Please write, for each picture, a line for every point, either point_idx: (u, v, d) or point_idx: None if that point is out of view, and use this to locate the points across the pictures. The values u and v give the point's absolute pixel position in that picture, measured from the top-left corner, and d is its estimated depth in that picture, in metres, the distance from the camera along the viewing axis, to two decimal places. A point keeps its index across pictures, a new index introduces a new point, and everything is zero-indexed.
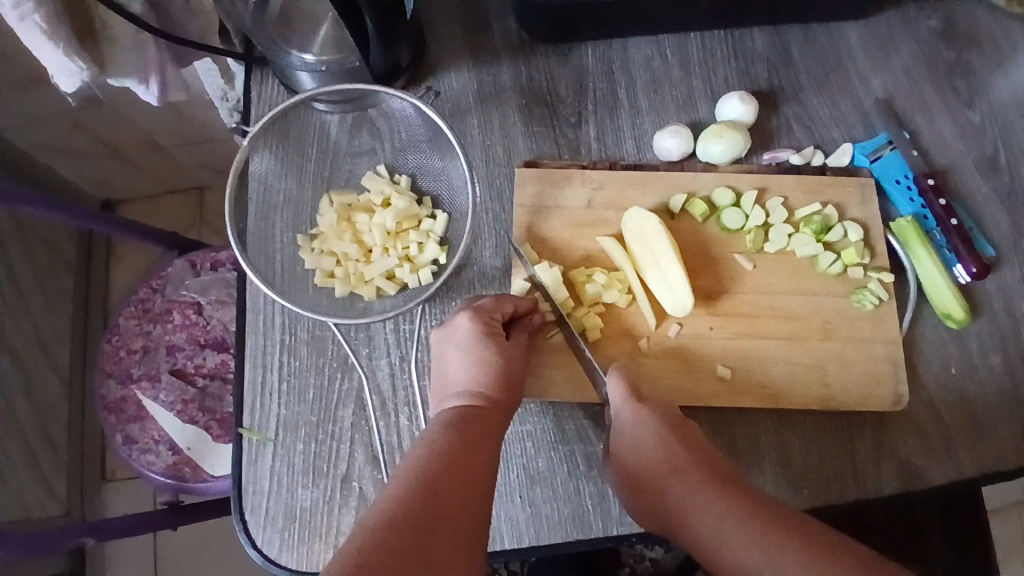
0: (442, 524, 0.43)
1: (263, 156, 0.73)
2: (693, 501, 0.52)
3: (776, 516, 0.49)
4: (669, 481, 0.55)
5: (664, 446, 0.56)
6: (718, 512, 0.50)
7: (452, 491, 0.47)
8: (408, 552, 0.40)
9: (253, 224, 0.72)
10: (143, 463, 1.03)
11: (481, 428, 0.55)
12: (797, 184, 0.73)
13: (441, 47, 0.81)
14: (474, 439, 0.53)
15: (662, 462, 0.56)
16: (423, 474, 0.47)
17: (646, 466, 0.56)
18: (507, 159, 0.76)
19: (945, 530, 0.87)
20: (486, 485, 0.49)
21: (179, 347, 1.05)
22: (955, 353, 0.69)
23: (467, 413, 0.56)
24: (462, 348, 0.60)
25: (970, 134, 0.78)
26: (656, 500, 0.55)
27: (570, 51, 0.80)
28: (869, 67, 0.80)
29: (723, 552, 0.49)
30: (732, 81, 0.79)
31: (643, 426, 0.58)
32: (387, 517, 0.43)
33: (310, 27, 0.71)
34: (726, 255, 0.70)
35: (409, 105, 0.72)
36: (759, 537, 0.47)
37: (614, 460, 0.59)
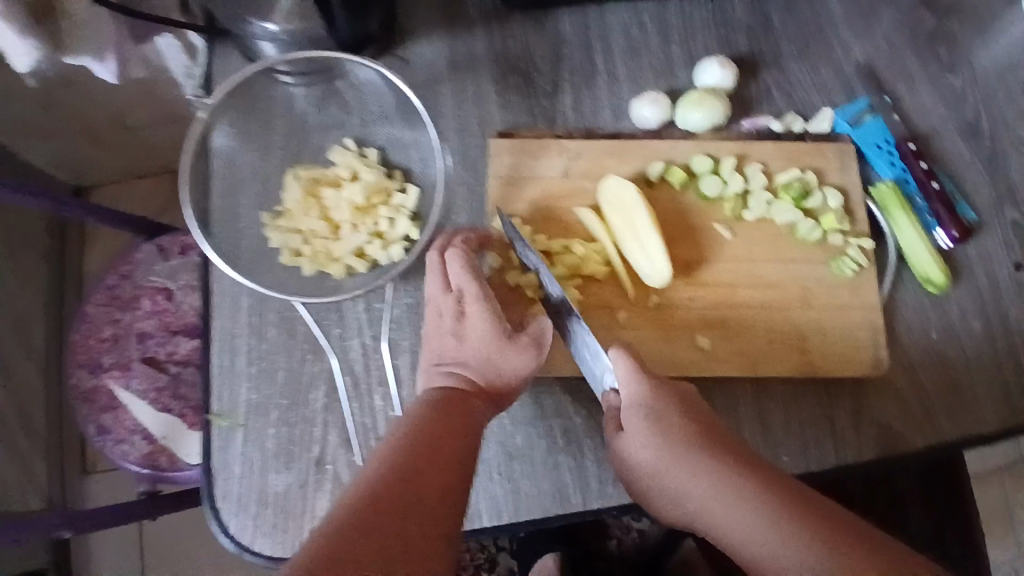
0: (409, 513, 0.41)
1: (225, 131, 0.71)
2: (719, 491, 0.48)
3: (807, 505, 0.45)
4: (699, 475, 0.50)
5: (687, 436, 0.52)
6: (750, 499, 0.46)
7: (423, 476, 0.44)
8: (365, 547, 0.38)
9: (218, 201, 0.70)
10: (118, 453, 1.01)
11: (461, 411, 0.52)
12: (776, 151, 0.70)
13: (411, 16, 0.78)
14: (449, 421, 0.50)
15: (686, 446, 0.52)
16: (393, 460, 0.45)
17: (669, 455, 0.52)
18: (480, 130, 0.74)
19: (926, 495, 0.88)
20: (461, 466, 0.47)
21: (149, 333, 1.02)
22: (935, 319, 0.68)
23: (453, 396, 0.54)
24: (461, 324, 0.59)
25: (952, 99, 0.77)
26: (679, 489, 0.51)
27: (544, 19, 0.78)
28: (851, 32, 0.79)
29: (759, 545, 0.44)
30: (711, 47, 0.77)
31: (663, 408, 0.54)
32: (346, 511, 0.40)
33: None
34: (705, 224, 0.68)
35: (374, 73, 0.71)
36: (793, 527, 0.43)
37: (632, 454, 0.55)
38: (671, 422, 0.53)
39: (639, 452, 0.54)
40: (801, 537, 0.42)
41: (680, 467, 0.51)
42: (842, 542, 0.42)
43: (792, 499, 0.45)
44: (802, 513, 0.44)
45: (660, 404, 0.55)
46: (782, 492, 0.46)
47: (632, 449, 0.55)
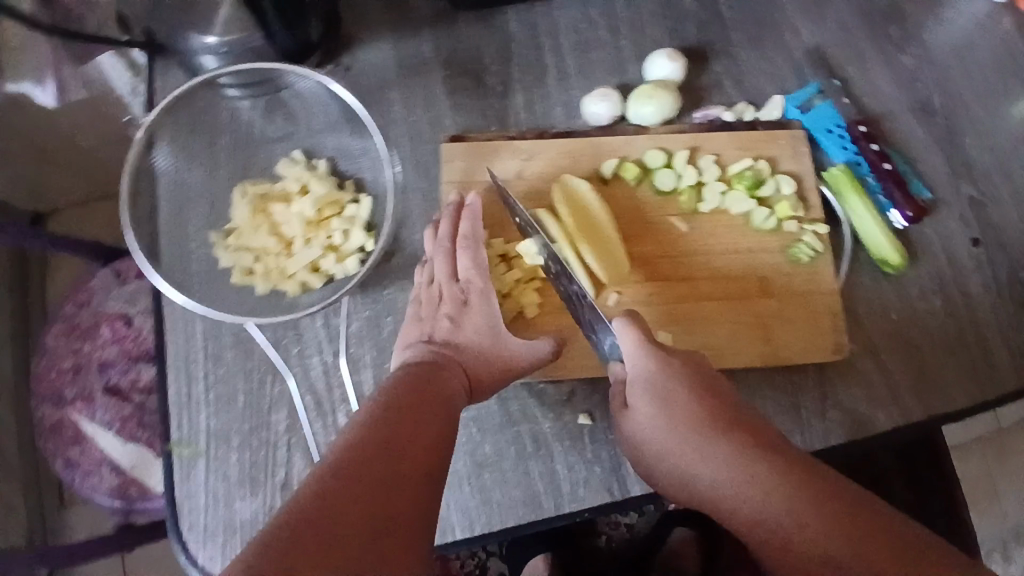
0: (392, 476, 0.39)
1: (169, 149, 0.69)
2: (732, 471, 0.47)
3: (825, 486, 0.43)
4: (712, 456, 0.49)
5: (696, 413, 0.52)
6: (764, 479, 0.45)
7: (404, 444, 0.42)
8: (344, 507, 0.36)
9: (165, 222, 0.68)
10: (88, 486, 0.99)
11: (438, 388, 0.51)
12: (729, 141, 0.70)
13: (356, 22, 0.76)
14: (427, 394, 0.49)
15: (696, 425, 0.52)
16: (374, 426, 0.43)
17: (680, 435, 0.52)
18: (432, 135, 0.73)
19: (907, 470, 0.89)
20: (438, 438, 0.45)
21: (111, 362, 0.99)
22: (895, 299, 0.69)
23: (434, 374, 0.53)
24: (458, 307, 0.60)
25: (903, 79, 0.78)
26: (689, 470, 0.50)
27: (492, 19, 0.77)
28: (799, 17, 0.79)
29: (776, 529, 0.42)
30: (661, 39, 0.77)
31: (671, 386, 0.55)
32: (325, 469, 0.38)
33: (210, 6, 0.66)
34: (662, 218, 0.68)
35: (313, 82, 0.69)
36: (810, 508, 0.42)
37: (640, 430, 0.56)
38: (677, 396, 0.54)
39: (649, 432, 0.54)
40: (795, 505, 0.42)
41: (690, 446, 0.51)
42: (865, 527, 0.40)
43: (809, 481, 0.44)
44: (821, 494, 0.43)
45: (669, 383, 0.55)
46: (799, 472, 0.45)
47: (640, 425, 0.55)
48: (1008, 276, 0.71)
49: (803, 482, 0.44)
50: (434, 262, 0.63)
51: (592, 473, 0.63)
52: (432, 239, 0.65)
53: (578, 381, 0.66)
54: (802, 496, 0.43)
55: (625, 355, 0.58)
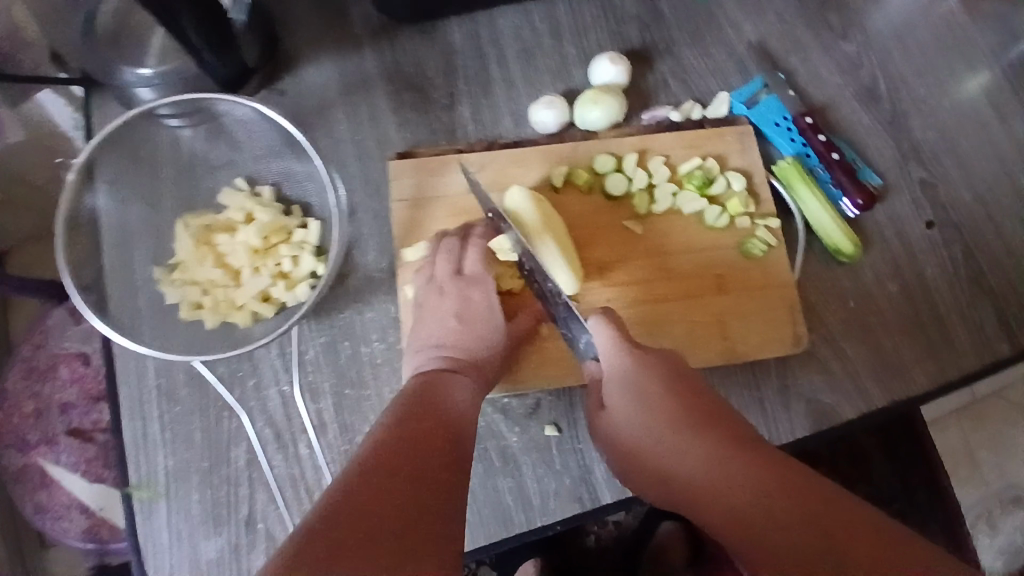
0: (419, 477, 0.42)
1: (106, 188, 0.67)
2: (707, 465, 0.45)
3: (804, 482, 0.42)
4: (687, 450, 0.47)
5: (672, 407, 0.51)
6: (741, 474, 0.43)
7: (427, 451, 0.45)
8: (374, 505, 0.38)
9: (109, 260, 0.66)
10: (58, 530, 0.96)
11: (448, 394, 0.53)
12: (677, 140, 0.70)
13: (295, 42, 0.75)
14: (441, 402, 0.52)
15: (672, 419, 0.50)
16: (395, 436, 0.45)
17: (656, 431, 0.50)
18: (380, 152, 0.71)
19: (886, 448, 0.89)
20: (457, 443, 0.48)
21: (71, 404, 0.96)
22: (851, 287, 0.69)
23: (436, 385, 0.54)
24: (459, 313, 0.61)
25: (846, 67, 0.79)
26: (663, 465, 0.49)
27: (433, 30, 0.76)
28: (739, 12, 0.79)
29: (750, 525, 0.40)
30: (604, 42, 0.77)
31: (646, 381, 0.53)
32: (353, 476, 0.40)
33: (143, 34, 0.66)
34: (615, 223, 0.67)
35: (248, 110, 0.67)
36: (788, 504, 0.40)
37: (617, 429, 0.54)
38: (653, 392, 0.53)
39: (626, 429, 0.53)
40: (774, 497, 0.41)
41: (666, 441, 0.49)
42: (844, 527, 0.39)
43: (787, 476, 0.42)
44: (799, 491, 0.41)
45: (644, 378, 0.54)
46: (777, 467, 0.43)
47: (617, 422, 0.54)
48: (961, 255, 0.72)
49: (781, 477, 0.43)
50: (441, 260, 0.63)
51: (561, 484, 0.63)
52: (432, 244, 0.65)
53: (542, 393, 0.65)
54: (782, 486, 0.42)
55: (602, 351, 0.57)
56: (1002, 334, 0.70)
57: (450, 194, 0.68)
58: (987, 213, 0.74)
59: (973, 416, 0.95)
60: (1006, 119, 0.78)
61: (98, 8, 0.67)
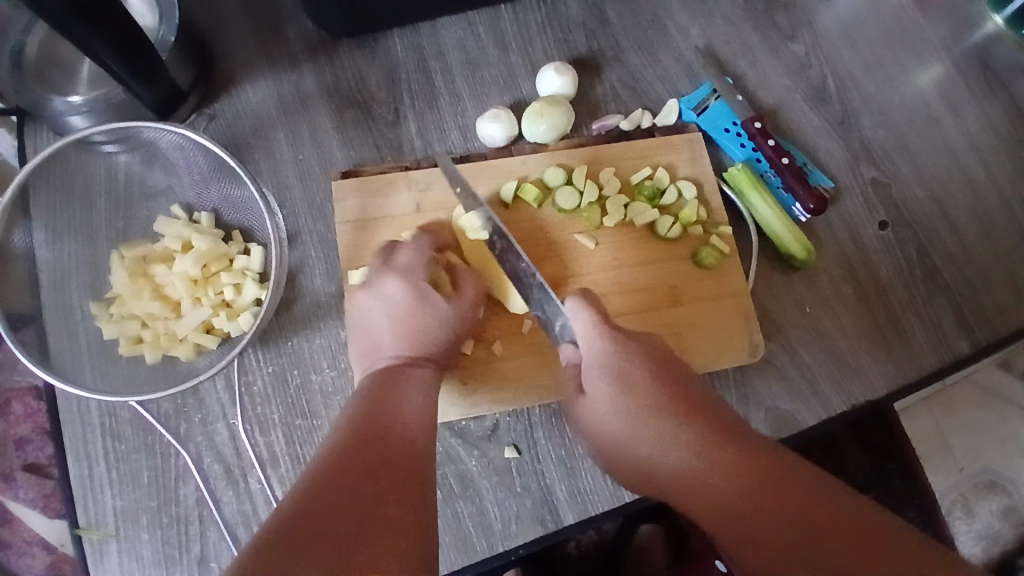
0: (388, 475, 0.40)
1: (39, 222, 0.65)
2: (695, 459, 0.45)
3: (795, 476, 0.41)
4: (674, 443, 0.47)
5: (655, 397, 0.50)
6: (730, 469, 0.43)
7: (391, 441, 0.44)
8: (346, 505, 0.36)
9: (46, 298, 0.63)
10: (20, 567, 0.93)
11: (407, 392, 0.52)
12: (626, 150, 0.69)
13: (233, 61, 0.73)
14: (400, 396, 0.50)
15: (656, 409, 0.49)
16: (356, 429, 0.44)
17: (640, 422, 0.49)
18: (326, 173, 0.70)
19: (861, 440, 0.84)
20: (420, 431, 0.47)
21: (26, 438, 0.92)
22: (807, 291, 0.69)
23: (391, 386, 0.51)
24: (387, 309, 0.58)
25: (795, 67, 0.78)
26: (649, 458, 0.48)
27: (376, 44, 0.74)
28: (686, 16, 0.79)
29: (745, 523, 0.40)
30: (551, 52, 0.76)
31: (628, 369, 0.52)
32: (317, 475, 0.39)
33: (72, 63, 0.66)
34: (567, 238, 0.66)
35: (177, 136, 0.65)
36: (782, 500, 0.40)
37: (595, 417, 0.53)
38: (637, 380, 0.51)
39: (607, 420, 0.51)
40: (776, 499, 0.40)
41: (650, 433, 0.48)
42: (836, 519, 0.38)
43: (778, 471, 0.42)
44: (789, 484, 0.41)
45: (626, 366, 0.52)
46: (767, 462, 0.43)
47: (596, 411, 0.52)
48: (914, 253, 0.72)
49: (771, 471, 0.42)
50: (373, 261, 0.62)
51: (522, 507, 0.62)
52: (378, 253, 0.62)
53: (500, 414, 0.64)
54: (787, 488, 0.41)
55: (580, 337, 0.56)
56: (958, 330, 0.70)
57: (397, 215, 0.66)
58: (940, 208, 0.74)
59: (944, 400, 0.87)
60: (955, 111, 0.78)
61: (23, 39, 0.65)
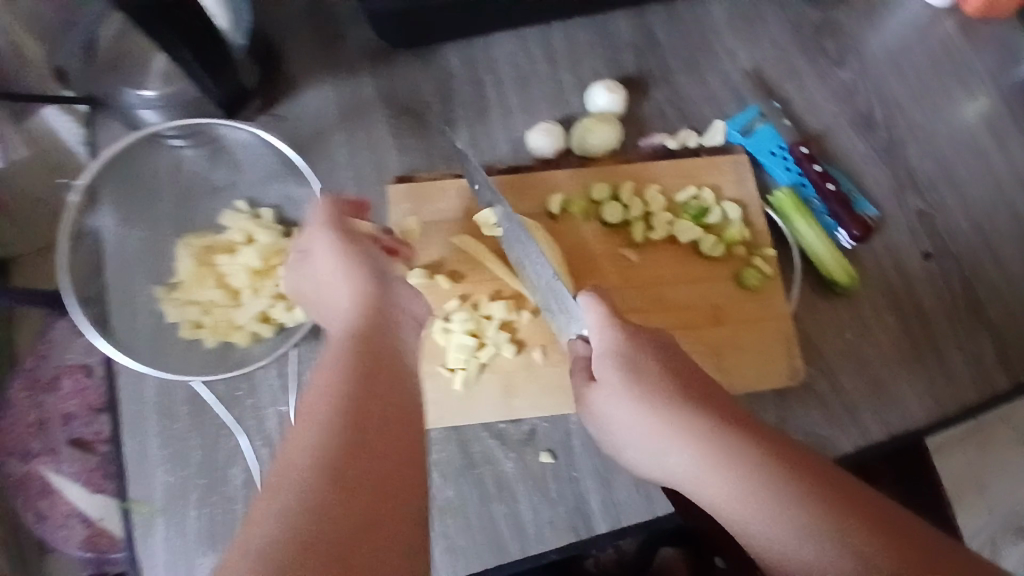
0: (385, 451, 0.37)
1: (109, 207, 0.69)
2: (717, 455, 0.43)
3: (822, 477, 0.41)
4: (694, 437, 0.45)
5: (672, 389, 0.48)
6: (758, 469, 0.42)
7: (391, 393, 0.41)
8: (365, 484, 0.35)
9: (112, 281, 0.67)
10: (59, 538, 0.97)
11: (390, 323, 0.49)
12: (672, 169, 0.71)
13: (295, 66, 0.76)
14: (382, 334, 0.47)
15: (673, 400, 0.47)
16: (346, 379, 0.40)
17: (654, 415, 0.47)
18: (379, 177, 0.72)
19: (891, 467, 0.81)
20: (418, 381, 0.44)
21: (73, 414, 0.96)
22: (849, 317, 0.70)
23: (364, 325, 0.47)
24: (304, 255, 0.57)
25: (841, 95, 0.79)
26: (666, 455, 0.46)
27: (432, 55, 0.77)
28: (735, 40, 0.80)
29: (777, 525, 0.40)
30: (600, 69, 0.78)
31: (643, 360, 0.51)
32: (320, 447, 0.36)
33: (144, 58, 0.67)
34: (611, 251, 0.68)
35: (246, 134, 0.71)
36: (817, 504, 0.40)
37: (605, 407, 0.51)
38: (651, 371, 0.50)
39: (617, 410, 0.50)
40: (811, 508, 0.40)
41: (668, 426, 0.46)
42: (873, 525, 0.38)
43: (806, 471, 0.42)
44: (818, 485, 0.41)
45: (640, 356, 0.51)
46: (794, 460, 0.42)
47: (606, 401, 0.51)
48: (958, 286, 0.72)
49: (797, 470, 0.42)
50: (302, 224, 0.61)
51: (556, 512, 0.63)
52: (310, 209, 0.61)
53: (538, 418, 0.66)
54: (820, 506, 0.40)
55: (591, 329, 0.54)
56: (1002, 365, 0.69)
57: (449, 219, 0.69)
58: (985, 242, 0.74)
59: (976, 436, 0.87)
60: (1004, 145, 0.78)
61: (102, 32, 0.69)
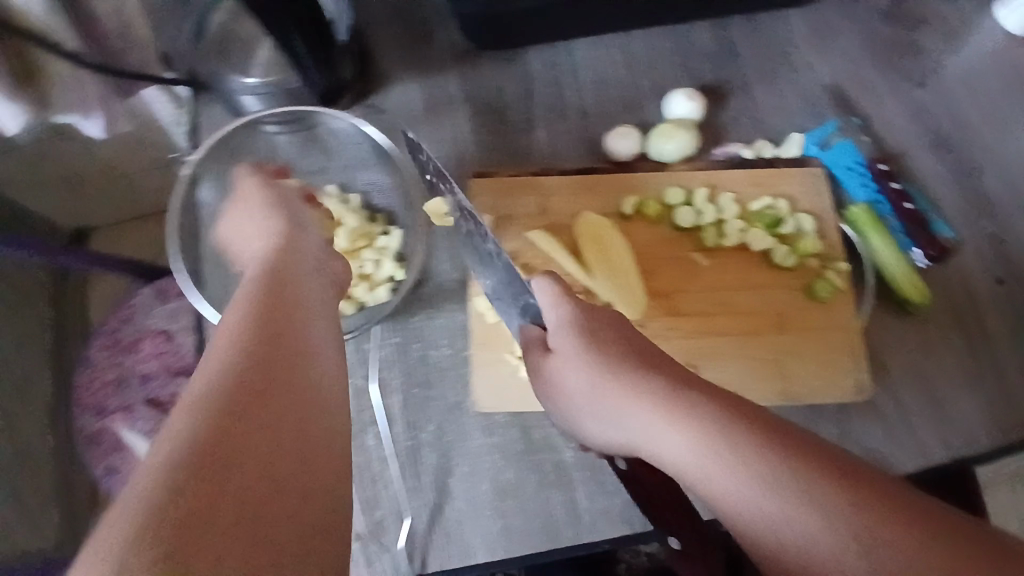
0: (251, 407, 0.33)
1: (211, 184, 0.73)
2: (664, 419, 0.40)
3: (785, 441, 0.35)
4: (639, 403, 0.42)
5: (621, 362, 0.46)
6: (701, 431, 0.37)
7: (289, 358, 0.37)
8: (228, 444, 0.31)
9: (208, 253, 0.71)
10: None
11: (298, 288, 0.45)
12: (747, 178, 0.72)
13: (386, 62, 0.80)
14: (296, 288, 0.44)
15: (617, 371, 0.45)
16: (231, 346, 0.36)
17: (602, 387, 0.46)
18: (460, 170, 0.76)
19: None
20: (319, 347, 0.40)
21: (151, 375, 1.03)
22: (916, 337, 0.70)
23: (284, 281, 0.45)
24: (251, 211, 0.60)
25: (921, 115, 0.79)
26: (618, 424, 0.44)
27: (516, 57, 0.80)
28: (815, 55, 0.81)
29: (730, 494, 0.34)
30: (680, 78, 0.79)
31: (596, 337, 0.50)
32: (185, 417, 0.31)
33: (249, 50, 0.73)
34: (682, 254, 0.69)
35: (345, 125, 0.73)
36: (772, 468, 0.34)
37: (561, 381, 0.50)
38: (604, 346, 0.48)
39: (571, 382, 0.48)
40: (765, 472, 0.34)
41: (616, 396, 0.44)
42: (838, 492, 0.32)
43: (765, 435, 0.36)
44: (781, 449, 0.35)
45: (593, 331, 0.50)
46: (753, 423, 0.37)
47: (562, 374, 0.50)
48: None
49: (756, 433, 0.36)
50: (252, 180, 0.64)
51: (611, 504, 0.65)
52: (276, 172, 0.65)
53: None
54: (779, 448, 0.35)
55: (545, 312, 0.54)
56: None
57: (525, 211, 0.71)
58: None
59: None
60: None
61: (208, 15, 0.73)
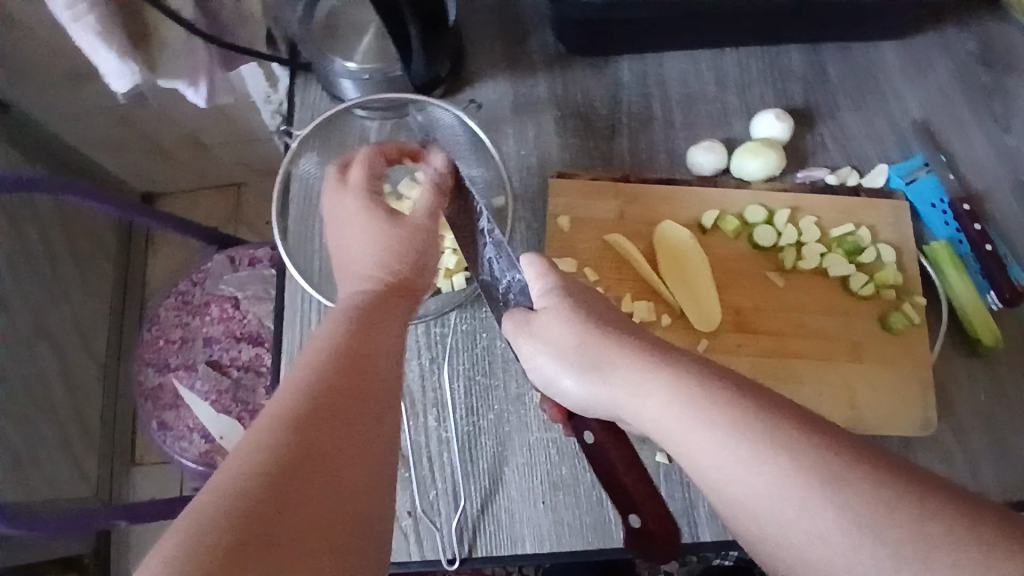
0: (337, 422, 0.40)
1: (307, 159, 0.76)
2: (679, 410, 0.42)
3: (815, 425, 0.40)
4: (646, 390, 0.44)
5: (619, 341, 0.48)
6: (724, 430, 0.40)
7: (358, 382, 0.43)
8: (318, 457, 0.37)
9: (295, 225, 0.74)
10: (176, 449, 1.05)
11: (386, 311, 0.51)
12: (830, 204, 0.72)
13: (480, 59, 0.83)
14: (379, 315, 0.50)
15: (619, 351, 0.47)
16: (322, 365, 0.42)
17: (603, 367, 0.47)
18: (541, 169, 0.77)
19: None
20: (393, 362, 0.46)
21: (215, 338, 1.07)
22: (985, 378, 0.69)
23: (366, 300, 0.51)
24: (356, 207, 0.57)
25: (1010, 157, 0.78)
26: (625, 405, 0.46)
27: (606, 64, 0.82)
28: (906, 88, 0.81)
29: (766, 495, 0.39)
30: (767, 99, 0.80)
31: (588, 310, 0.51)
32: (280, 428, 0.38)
33: (355, 36, 0.75)
34: (758, 272, 0.70)
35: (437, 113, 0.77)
36: (796, 465, 0.38)
37: (546, 342, 0.51)
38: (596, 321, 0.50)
39: (552, 339, 0.51)
40: (787, 463, 0.38)
41: (624, 378, 0.46)
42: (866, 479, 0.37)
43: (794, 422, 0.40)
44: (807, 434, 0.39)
45: (589, 308, 0.52)
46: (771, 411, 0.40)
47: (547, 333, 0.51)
48: None
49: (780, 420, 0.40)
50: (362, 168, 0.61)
51: None
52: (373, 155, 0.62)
53: None
54: (810, 440, 0.39)
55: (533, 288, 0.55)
56: None
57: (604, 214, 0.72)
58: None
59: None
60: None
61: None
